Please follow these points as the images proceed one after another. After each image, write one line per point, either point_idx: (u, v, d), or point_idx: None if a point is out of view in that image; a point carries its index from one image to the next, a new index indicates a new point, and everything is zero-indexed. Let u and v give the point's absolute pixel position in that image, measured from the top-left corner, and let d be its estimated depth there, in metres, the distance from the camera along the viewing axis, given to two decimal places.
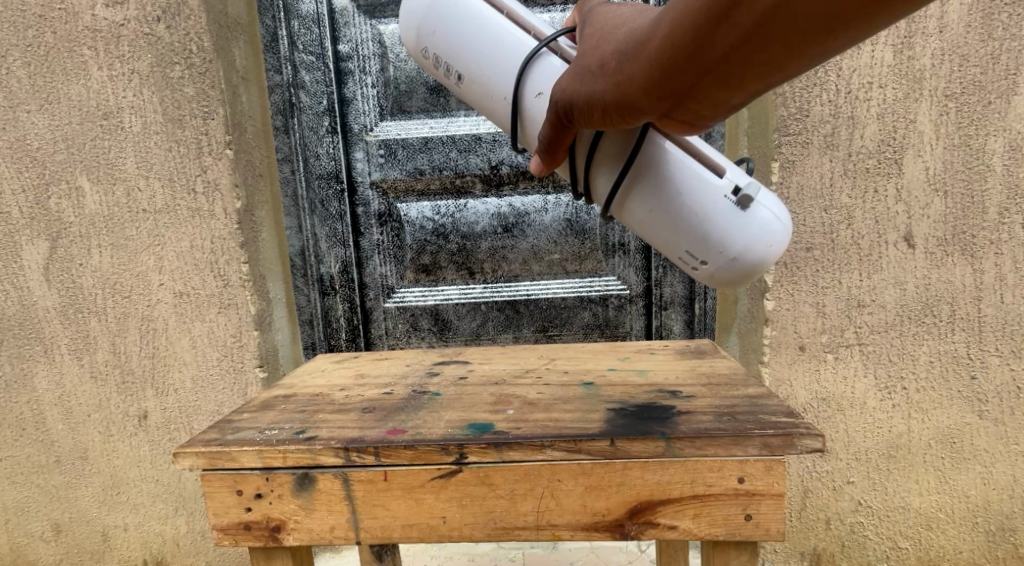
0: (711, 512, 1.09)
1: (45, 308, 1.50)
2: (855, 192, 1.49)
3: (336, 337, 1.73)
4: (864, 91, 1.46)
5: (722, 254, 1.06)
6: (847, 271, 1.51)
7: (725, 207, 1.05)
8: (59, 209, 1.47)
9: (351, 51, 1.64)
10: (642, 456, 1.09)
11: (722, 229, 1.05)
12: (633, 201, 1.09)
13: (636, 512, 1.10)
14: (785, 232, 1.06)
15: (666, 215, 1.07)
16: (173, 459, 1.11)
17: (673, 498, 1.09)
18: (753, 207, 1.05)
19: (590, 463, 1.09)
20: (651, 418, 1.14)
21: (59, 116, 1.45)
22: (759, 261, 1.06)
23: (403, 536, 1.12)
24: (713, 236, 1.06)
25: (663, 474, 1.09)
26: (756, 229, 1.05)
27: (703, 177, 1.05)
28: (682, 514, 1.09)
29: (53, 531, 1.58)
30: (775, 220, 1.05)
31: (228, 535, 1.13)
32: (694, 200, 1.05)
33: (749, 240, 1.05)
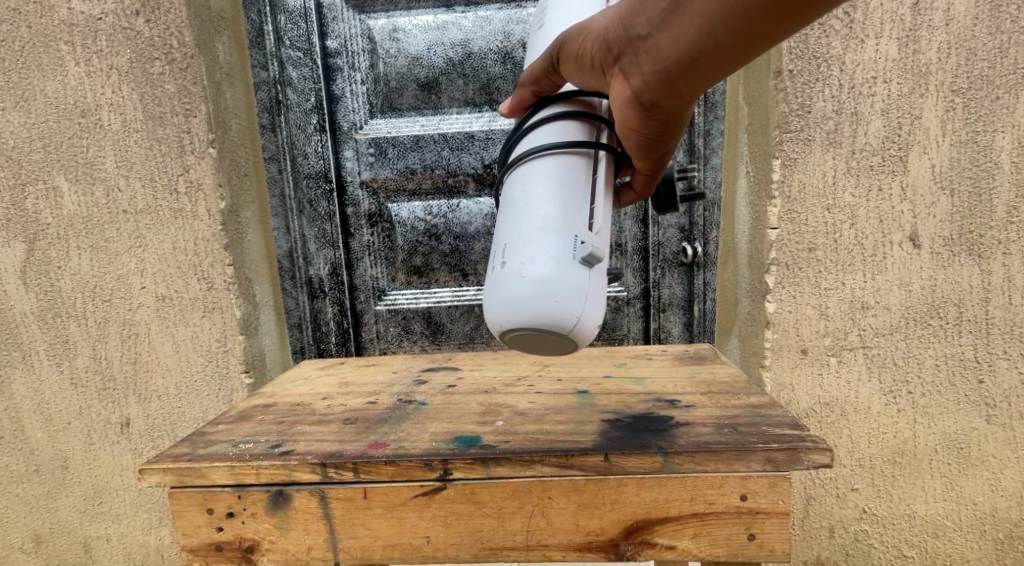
0: (711, 531, 1.05)
1: (23, 313, 1.45)
2: (859, 191, 1.44)
3: (325, 341, 1.67)
4: (868, 86, 1.42)
5: (535, 275, 0.98)
6: (850, 272, 1.47)
7: (568, 245, 1.00)
8: (36, 210, 1.43)
9: (340, 46, 1.59)
10: (637, 471, 1.05)
11: (550, 256, 0.98)
12: (524, 169, 1.05)
13: (632, 531, 1.06)
14: (578, 319, 0.99)
15: (536, 195, 1.02)
16: (139, 475, 1.07)
17: (671, 517, 1.05)
18: (585, 271, 1.00)
19: (582, 480, 1.05)
20: (647, 429, 1.10)
21: (35, 114, 1.41)
22: (543, 299, 0.97)
23: (385, 556, 1.08)
24: (544, 256, 0.98)
25: (660, 491, 1.05)
26: (578, 292, 0.99)
27: (583, 217, 1.02)
28: (680, 533, 1.05)
29: (32, 543, 1.53)
30: (587, 306, 0.99)
31: (198, 556, 1.08)
32: (566, 210, 1.01)
33: (564, 290, 0.98)
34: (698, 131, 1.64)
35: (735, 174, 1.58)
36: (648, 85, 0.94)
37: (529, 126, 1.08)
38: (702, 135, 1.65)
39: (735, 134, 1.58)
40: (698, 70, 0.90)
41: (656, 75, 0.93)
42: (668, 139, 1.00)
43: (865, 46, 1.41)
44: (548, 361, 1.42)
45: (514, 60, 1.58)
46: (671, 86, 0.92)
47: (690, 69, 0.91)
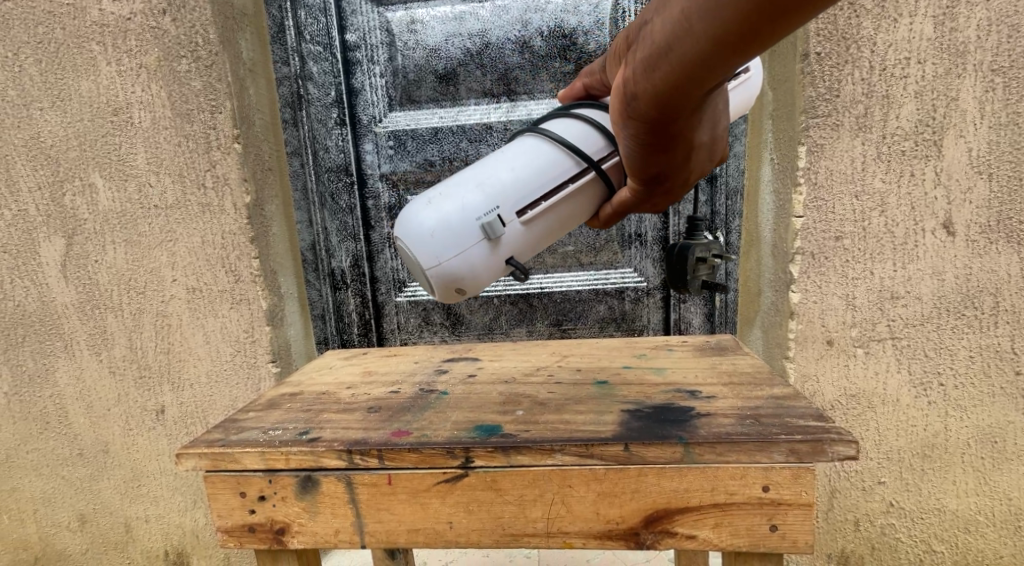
0: (732, 521, 1.05)
1: (65, 304, 1.52)
2: (890, 176, 1.40)
3: (348, 332, 1.70)
4: (901, 67, 1.36)
5: (441, 210, 1.13)
6: (880, 261, 1.42)
7: (481, 209, 1.13)
8: (74, 206, 1.49)
9: (359, 40, 1.60)
10: (658, 461, 1.05)
11: (461, 207, 1.13)
12: (551, 145, 1.16)
13: (652, 521, 1.06)
14: (438, 263, 1.13)
15: (500, 157, 1.17)
16: (177, 459, 1.12)
17: (691, 506, 1.06)
18: (476, 236, 1.13)
19: (602, 469, 1.06)
20: (667, 420, 1.10)
21: (71, 113, 1.46)
22: (428, 226, 1.13)
23: (409, 540, 1.11)
24: (457, 200, 1.13)
25: (680, 482, 1.05)
26: (454, 245, 1.13)
27: (516, 201, 1.14)
28: (701, 523, 1.06)
29: (77, 522, 1.58)
30: (454, 259, 1.13)
31: (233, 537, 1.13)
32: (498, 180, 1.14)
33: (442, 232, 1.12)
34: None
35: (759, 162, 1.55)
36: (635, 74, 0.91)
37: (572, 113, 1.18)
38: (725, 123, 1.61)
39: (760, 119, 1.54)
40: (676, 62, 0.87)
41: (641, 66, 0.90)
42: (651, 146, 0.97)
43: (898, 25, 1.35)
44: (567, 351, 1.43)
45: (533, 49, 1.56)
46: (651, 74, 0.90)
47: (669, 59, 0.88)
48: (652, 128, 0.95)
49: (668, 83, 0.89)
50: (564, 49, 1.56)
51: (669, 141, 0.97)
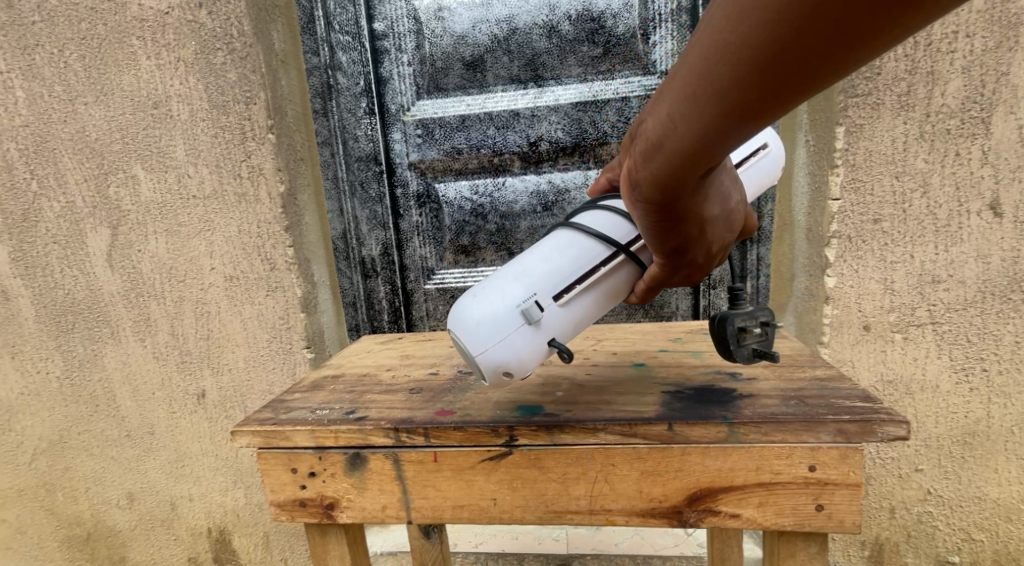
0: (777, 500, 1.05)
1: (111, 292, 1.58)
2: (933, 156, 1.35)
3: (378, 319, 1.73)
4: (947, 42, 1.31)
5: (481, 301, 1.07)
6: (920, 244, 1.38)
7: (520, 295, 1.07)
8: (118, 197, 1.55)
9: (387, 29, 1.61)
10: (703, 441, 1.06)
11: (501, 297, 1.06)
12: (586, 233, 1.09)
13: (695, 499, 1.07)
14: (481, 354, 1.06)
15: (534, 248, 1.11)
16: (232, 436, 1.16)
17: (736, 485, 1.06)
18: (518, 323, 1.06)
19: (646, 448, 1.07)
20: (711, 400, 1.10)
21: (113, 107, 1.52)
22: (468, 320, 1.06)
23: (454, 517, 1.13)
24: (496, 292, 1.07)
25: (725, 460, 1.05)
26: (497, 335, 1.06)
27: (555, 286, 1.08)
28: (745, 502, 1.06)
29: (126, 500, 1.66)
30: (497, 349, 1.06)
31: (285, 511, 1.16)
32: (534, 268, 1.08)
33: (485, 324, 1.06)
34: None
35: (793, 144, 1.52)
36: (636, 167, 0.87)
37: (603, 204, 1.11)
38: None
39: None
40: (672, 151, 0.83)
41: (640, 157, 0.86)
42: (668, 230, 0.92)
43: None
44: (602, 335, 1.43)
45: (561, 33, 1.55)
46: (651, 164, 0.85)
47: (665, 149, 0.83)
48: (664, 213, 0.90)
49: (669, 171, 0.85)
50: (593, 33, 1.54)
51: (685, 223, 0.91)
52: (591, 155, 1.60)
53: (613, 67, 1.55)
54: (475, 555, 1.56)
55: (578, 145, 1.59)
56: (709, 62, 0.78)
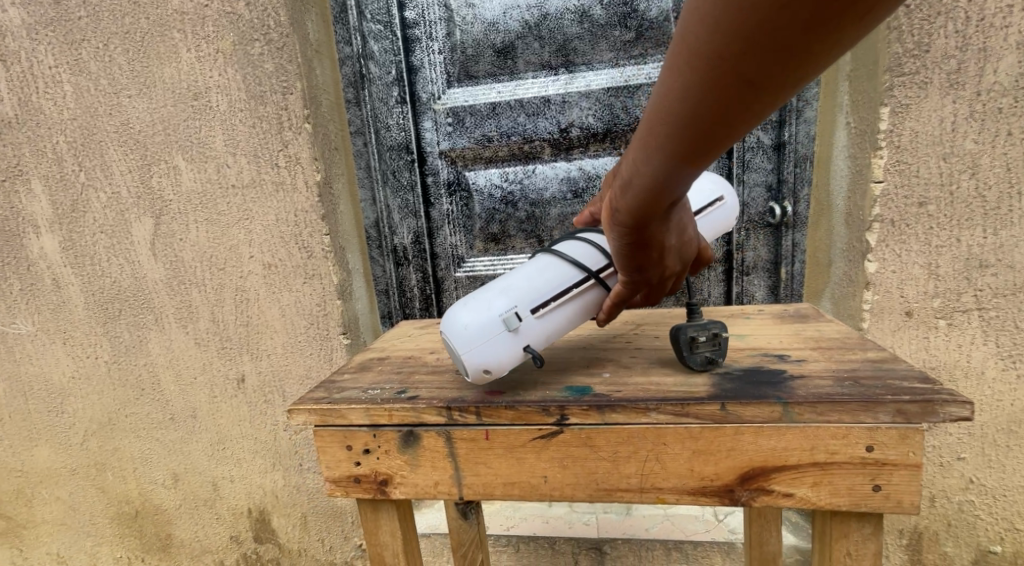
0: (833, 480, 1.04)
1: (154, 280, 1.63)
2: (983, 136, 1.30)
3: (410, 306, 1.74)
4: (1001, 16, 1.26)
5: (467, 307, 1.10)
6: (967, 228, 1.33)
7: (503, 305, 1.10)
8: (160, 187, 1.59)
9: (418, 17, 1.61)
10: (756, 421, 1.05)
11: (486, 305, 1.10)
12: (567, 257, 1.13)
13: (748, 478, 1.06)
14: (462, 356, 1.09)
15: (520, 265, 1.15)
16: (288, 415, 1.18)
17: (790, 465, 1.04)
18: (498, 330, 1.09)
19: (698, 427, 1.06)
20: (762, 381, 1.09)
21: (155, 100, 1.56)
22: (454, 323, 1.10)
23: (506, 493, 1.13)
24: (482, 300, 1.11)
25: (780, 440, 1.04)
26: (478, 341, 1.09)
27: (536, 299, 1.11)
28: (799, 481, 1.05)
29: (171, 480, 1.72)
30: (477, 353, 1.09)
31: (340, 487, 1.19)
32: (519, 283, 1.12)
33: (468, 328, 1.09)
34: None
35: (832, 127, 1.46)
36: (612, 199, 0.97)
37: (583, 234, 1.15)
38: None
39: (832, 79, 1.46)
40: (636, 187, 0.92)
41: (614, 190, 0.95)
42: (637, 254, 1.01)
43: None
44: (640, 319, 1.42)
45: (593, 17, 1.53)
46: (621, 197, 0.94)
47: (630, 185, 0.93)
48: (632, 240, 0.99)
49: (636, 203, 0.93)
50: (624, 17, 1.53)
51: (650, 248, 1.00)
52: (622, 141, 1.58)
53: (645, 52, 1.54)
54: (507, 539, 1.57)
55: (609, 131, 1.58)
56: (661, 112, 0.85)
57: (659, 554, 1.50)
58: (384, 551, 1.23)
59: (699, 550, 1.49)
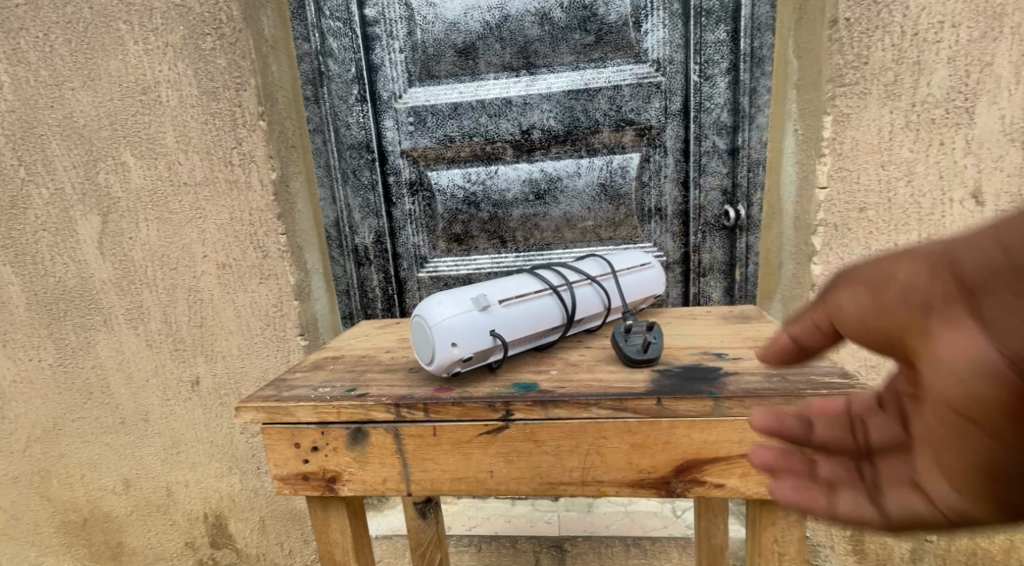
0: (759, 470, 1.09)
1: (102, 280, 1.58)
2: (918, 146, 1.37)
3: (372, 306, 1.73)
4: (934, 32, 1.32)
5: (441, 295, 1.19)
6: (904, 233, 1.40)
7: (473, 294, 1.19)
8: (108, 183, 1.54)
9: (378, 15, 1.60)
10: (689, 414, 1.09)
11: (458, 293, 1.18)
12: (522, 279, 1.27)
13: (682, 470, 1.10)
14: (439, 322, 1.13)
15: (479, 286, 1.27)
16: (235, 413, 1.17)
17: (720, 456, 1.09)
18: (472, 308, 1.16)
19: (636, 421, 1.10)
20: (701, 377, 1.13)
21: (100, 93, 1.50)
22: (429, 303, 1.17)
23: (452, 488, 1.15)
24: (452, 292, 1.20)
25: (710, 433, 1.09)
26: (454, 311, 1.15)
27: (500, 294, 1.21)
28: (729, 472, 1.10)
29: (122, 486, 1.67)
30: (454, 320, 1.14)
31: (289, 484, 1.19)
32: (483, 287, 1.22)
33: (444, 303, 1.16)
34: (743, 90, 1.54)
35: (781, 133, 1.51)
36: None
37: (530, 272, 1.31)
38: (748, 93, 1.54)
39: (781, 88, 1.49)
40: None
41: None
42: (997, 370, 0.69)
43: None
44: None
45: (553, 20, 1.55)
46: None
47: None
48: None
49: None
50: (584, 20, 1.55)
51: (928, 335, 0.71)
52: (583, 144, 1.61)
53: (605, 55, 1.57)
54: (468, 539, 1.59)
55: (570, 133, 1.60)
56: None
57: (619, 551, 1.54)
58: (333, 549, 1.24)
59: (658, 545, 1.54)
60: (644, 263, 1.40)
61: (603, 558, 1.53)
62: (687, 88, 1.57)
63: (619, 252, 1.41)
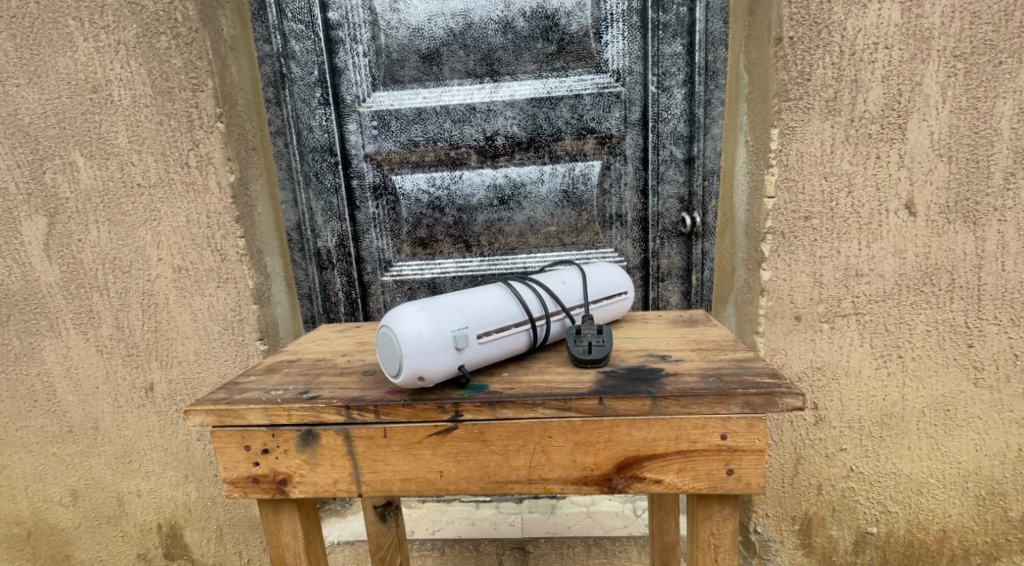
0: (695, 466, 1.13)
1: (48, 283, 1.52)
2: (857, 159, 1.45)
3: (335, 310, 1.71)
4: (869, 52, 1.41)
5: (427, 317, 1.14)
6: (846, 241, 1.48)
7: (456, 325, 1.16)
8: (55, 184, 1.49)
9: (341, 18, 1.60)
10: (629, 413, 1.13)
11: (443, 322, 1.15)
12: (508, 301, 1.24)
13: (623, 467, 1.14)
14: (413, 358, 1.12)
15: (468, 295, 1.22)
16: (184, 416, 1.17)
17: (658, 453, 1.13)
18: (449, 346, 1.15)
19: (579, 420, 1.13)
20: (643, 379, 1.17)
21: (48, 90, 1.45)
22: (412, 327, 1.13)
23: (403, 489, 1.17)
24: (439, 314, 1.16)
25: (648, 431, 1.13)
26: (432, 349, 1.13)
27: (482, 329, 1.18)
28: (667, 469, 1.14)
29: (69, 498, 1.61)
30: (427, 360, 1.13)
31: (238, 488, 1.18)
32: (469, 310, 1.19)
33: (425, 337, 1.13)
34: (699, 101, 1.59)
35: (733, 144, 1.57)
36: None
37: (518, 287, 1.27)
38: (703, 105, 1.60)
39: (733, 101, 1.56)
40: None
41: None
42: None
43: (867, 11, 1.40)
44: None
45: (515, 29, 1.59)
46: None
47: None
48: None
49: None
50: (546, 30, 1.59)
51: None
52: (546, 151, 1.64)
53: (567, 65, 1.61)
54: (432, 542, 1.61)
55: (533, 140, 1.64)
56: None
57: (580, 550, 1.58)
58: (285, 552, 1.23)
59: (618, 544, 1.58)
60: (620, 294, 1.39)
61: (564, 557, 1.58)
62: (645, 99, 1.62)
63: (603, 270, 1.39)
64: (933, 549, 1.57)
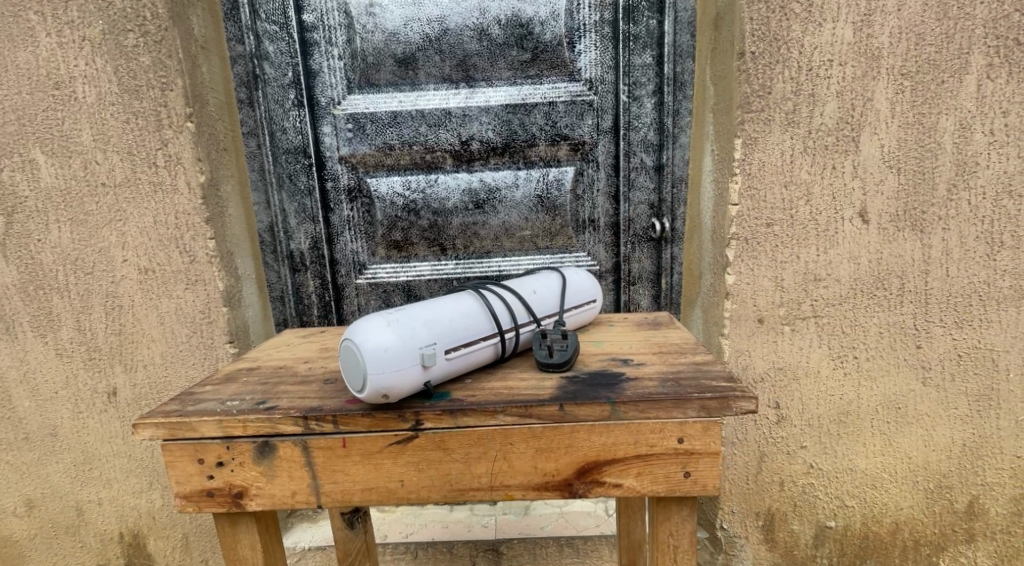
0: (653, 469, 1.16)
1: (5, 284, 1.47)
2: (815, 169, 1.52)
3: (308, 313, 1.70)
4: (825, 68, 1.49)
5: (396, 335, 1.13)
6: (805, 247, 1.55)
7: (424, 342, 1.15)
8: (13, 182, 1.44)
9: (316, 20, 1.60)
10: (589, 419, 1.15)
11: (411, 339, 1.14)
12: (477, 314, 1.23)
13: (584, 472, 1.16)
14: (380, 378, 1.11)
15: (437, 308, 1.21)
16: (133, 430, 1.15)
17: (617, 458, 1.16)
18: (415, 364, 1.14)
19: (540, 427, 1.15)
20: (606, 384, 1.20)
21: (7, 86, 1.41)
22: (381, 346, 1.11)
23: (363, 499, 1.17)
24: (407, 331, 1.14)
25: (608, 436, 1.16)
26: (399, 368, 1.12)
27: (449, 345, 1.18)
28: (626, 473, 1.16)
29: (24, 507, 1.55)
30: (395, 379, 1.12)
31: (192, 502, 1.16)
32: (438, 325, 1.18)
33: (393, 355, 1.11)
34: (668, 111, 1.65)
35: (700, 153, 1.63)
36: None
37: (487, 299, 1.27)
38: (671, 114, 1.65)
39: (701, 111, 1.61)
40: None
41: None
42: None
43: (822, 30, 1.47)
44: None
45: (491, 36, 1.62)
46: None
47: None
48: None
49: None
50: (521, 38, 1.63)
51: None
52: (521, 156, 1.68)
53: (541, 72, 1.65)
54: (405, 546, 1.61)
55: (508, 146, 1.67)
56: None
57: (552, 551, 1.60)
58: None
59: (589, 544, 1.60)
60: (587, 303, 1.41)
61: (537, 558, 1.59)
62: (617, 107, 1.67)
63: (574, 280, 1.40)
64: (887, 542, 1.64)
